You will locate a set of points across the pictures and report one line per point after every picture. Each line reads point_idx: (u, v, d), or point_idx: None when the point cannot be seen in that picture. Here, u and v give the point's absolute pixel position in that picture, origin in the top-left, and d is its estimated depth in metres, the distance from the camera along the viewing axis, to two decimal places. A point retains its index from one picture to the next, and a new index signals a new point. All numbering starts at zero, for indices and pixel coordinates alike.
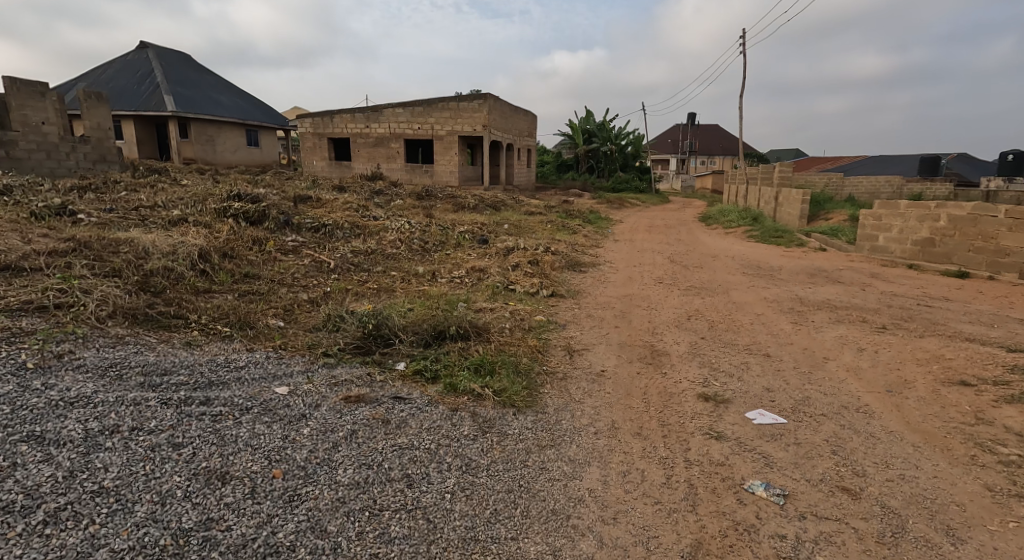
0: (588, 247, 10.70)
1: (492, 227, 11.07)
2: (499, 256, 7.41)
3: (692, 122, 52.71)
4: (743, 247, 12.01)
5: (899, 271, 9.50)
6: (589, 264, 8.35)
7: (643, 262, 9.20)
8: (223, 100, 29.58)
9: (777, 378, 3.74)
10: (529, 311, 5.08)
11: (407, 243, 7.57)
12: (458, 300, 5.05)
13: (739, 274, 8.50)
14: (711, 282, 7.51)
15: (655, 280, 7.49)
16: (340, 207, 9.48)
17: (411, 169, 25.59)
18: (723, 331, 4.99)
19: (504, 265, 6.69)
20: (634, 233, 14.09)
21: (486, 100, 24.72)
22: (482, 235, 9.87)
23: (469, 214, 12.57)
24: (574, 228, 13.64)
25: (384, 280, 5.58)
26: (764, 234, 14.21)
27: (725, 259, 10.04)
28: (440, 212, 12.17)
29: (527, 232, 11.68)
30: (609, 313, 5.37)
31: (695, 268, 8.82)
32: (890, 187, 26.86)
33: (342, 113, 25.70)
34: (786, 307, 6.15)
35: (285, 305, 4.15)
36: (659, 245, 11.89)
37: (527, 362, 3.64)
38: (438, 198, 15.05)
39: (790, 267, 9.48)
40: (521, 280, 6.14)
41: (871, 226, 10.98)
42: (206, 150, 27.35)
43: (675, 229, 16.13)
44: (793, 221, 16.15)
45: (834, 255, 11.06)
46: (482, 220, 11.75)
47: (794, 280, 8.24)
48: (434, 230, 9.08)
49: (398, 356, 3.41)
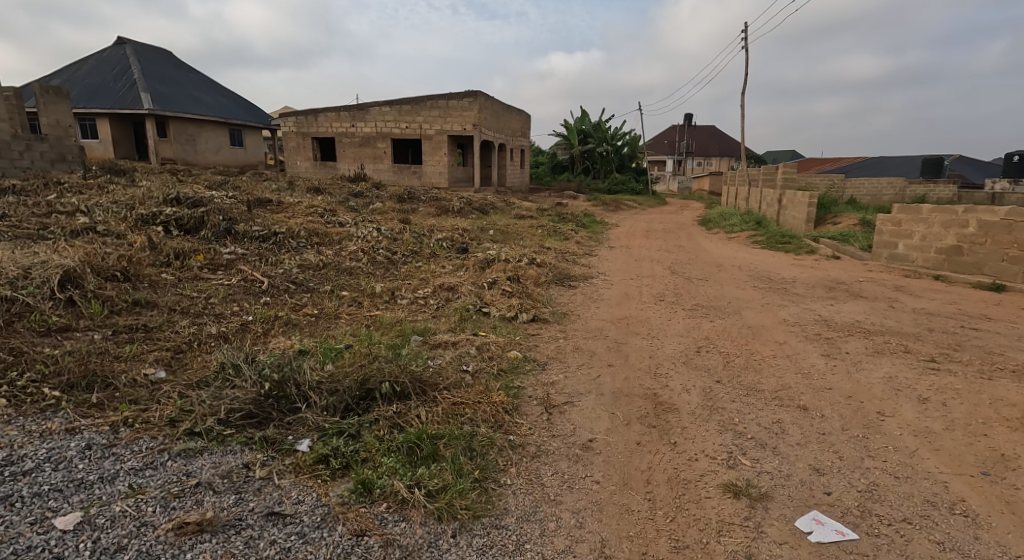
0: (580, 255, 9.77)
1: (476, 234, 10.13)
2: (477, 270, 6.46)
3: (689, 123, 51.94)
4: (749, 255, 11.11)
5: (923, 282, 8.61)
6: (581, 276, 7.41)
7: (641, 273, 8.28)
8: (204, 98, 28.54)
9: (824, 450, 2.79)
10: (502, 344, 4.10)
11: (371, 255, 6.61)
12: (415, 332, 4.08)
13: (749, 288, 7.60)
14: (719, 299, 6.59)
15: (656, 296, 6.56)
16: (303, 212, 8.50)
17: (399, 170, 24.68)
18: (741, 369, 4.05)
19: (481, 281, 5.74)
20: (631, 239, 13.17)
21: (477, 98, 23.82)
22: (462, 243, 8.92)
23: (453, 219, 11.62)
24: (565, 234, 12.72)
25: (329, 303, 4.61)
26: (770, 240, 13.32)
27: (731, 269, 9.14)
28: (420, 217, 11.21)
29: (515, 239, 10.74)
30: (602, 344, 4.44)
31: (699, 281, 7.89)
32: (893, 189, 26.08)
33: (327, 111, 24.73)
34: (811, 332, 5.23)
35: (172, 346, 3.15)
36: (657, 252, 10.98)
37: (486, 432, 2.66)
38: (421, 201, 14.09)
39: (802, 278, 8.58)
40: (498, 300, 5.19)
41: (888, 232, 10.12)
42: (187, 150, 26.46)
43: (674, 234, 15.22)
44: (798, 225, 15.28)
45: (848, 264, 10.17)
46: (465, 225, 10.82)
47: (811, 295, 7.34)
48: (407, 238, 8.11)
49: (300, 432, 2.41)
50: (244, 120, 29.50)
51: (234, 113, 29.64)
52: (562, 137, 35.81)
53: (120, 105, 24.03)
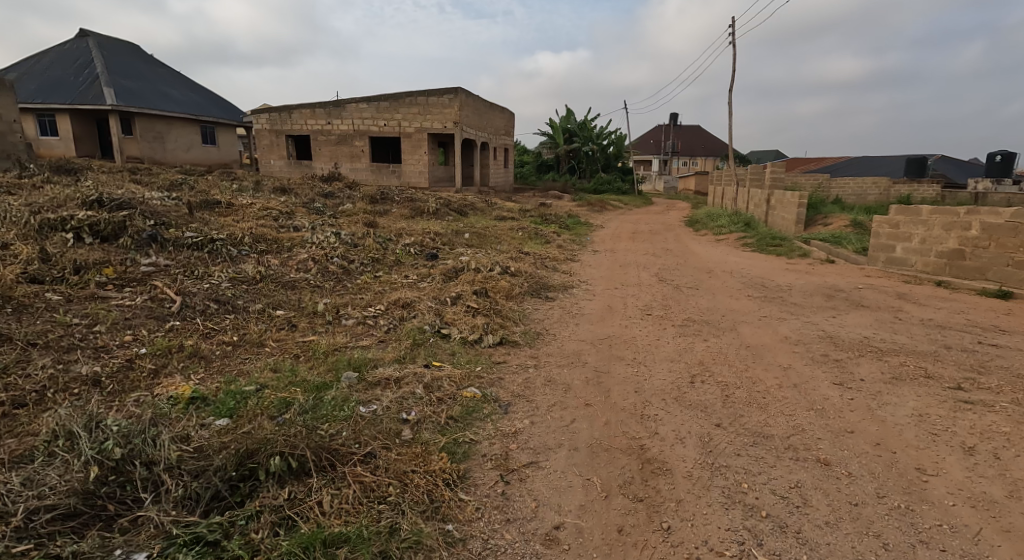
0: (561, 260, 9.12)
1: (449, 238, 9.41)
2: (443, 281, 5.77)
3: (675, 122, 51.69)
4: (739, 259, 10.54)
5: (925, 289, 8.08)
6: (560, 286, 6.73)
7: (627, 281, 7.65)
8: (173, 94, 27.45)
9: (863, 534, 2.15)
10: (459, 378, 3.40)
11: (322, 265, 5.86)
12: (351, 366, 3.35)
13: (742, 297, 6.98)
14: (712, 312, 5.96)
15: (642, 309, 5.91)
16: (255, 215, 7.71)
17: (377, 169, 23.88)
18: (744, 406, 3.40)
19: (443, 295, 5.03)
20: (615, 242, 12.57)
21: (457, 95, 23.07)
22: (432, 249, 8.20)
23: (426, 222, 10.88)
24: (547, 237, 12.06)
25: (254, 327, 3.86)
26: (760, 242, 12.77)
27: (722, 275, 8.53)
28: (390, 220, 10.43)
29: (492, 243, 10.05)
30: (579, 375, 3.75)
31: (690, 290, 7.26)
32: (878, 189, 25.82)
33: (301, 108, 23.80)
34: (818, 353, 4.60)
35: (11, 401, 2.42)
36: (643, 257, 10.36)
37: (414, 524, 1.96)
38: (395, 202, 13.31)
39: (797, 285, 8.00)
40: (461, 319, 4.49)
41: (885, 234, 9.60)
42: (155, 148, 25.42)
43: (661, 236, 14.66)
44: (788, 227, 14.81)
45: (844, 268, 9.65)
46: (439, 229, 10.10)
47: (809, 306, 6.75)
48: (369, 244, 7.35)
49: (133, 541, 1.69)
50: (216, 117, 28.45)
51: (205, 110, 28.58)
52: (546, 136, 35.19)
53: (81, 101, 22.90)
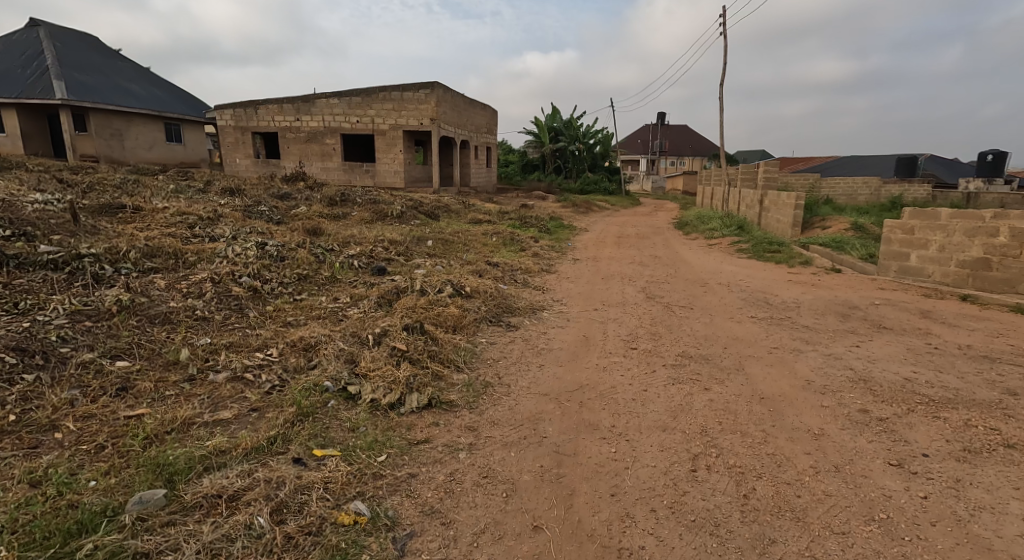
0: (535, 271, 8.01)
1: (407, 248, 8.22)
2: (375, 309, 4.60)
3: (662, 121, 50.95)
4: (734, 268, 9.49)
5: (950, 305, 7.03)
6: (527, 308, 5.58)
7: (608, 298, 6.56)
8: (133, 89, 26.08)
9: None
10: (340, 485, 2.22)
11: (222, 288, 4.65)
12: (168, 469, 2.14)
13: (744, 319, 5.90)
14: (709, 344, 4.85)
15: (625, 339, 4.78)
16: (166, 220, 6.50)
17: (349, 168, 22.76)
18: (770, 521, 2.29)
19: (365, 331, 3.86)
20: (598, 248, 11.52)
21: (434, 90, 21.85)
22: (381, 262, 6.99)
23: (385, 227, 9.68)
24: (523, 243, 10.91)
25: (58, 394, 2.65)
26: (755, 248, 11.74)
27: (717, 289, 7.46)
28: (341, 226, 9.21)
29: (458, 252, 8.87)
30: (531, 463, 2.62)
31: (682, 310, 6.15)
32: (869, 188, 25.02)
33: (268, 103, 22.54)
34: (853, 409, 3.50)
35: None
36: (629, 266, 9.29)
37: None
38: (356, 205, 12.09)
39: (804, 302, 6.95)
40: (377, 371, 3.31)
41: (896, 241, 8.58)
42: (112, 146, 24.04)
43: (648, 240, 13.65)
44: (783, 230, 13.84)
45: (852, 279, 8.63)
46: (398, 235, 8.92)
47: (823, 331, 5.67)
48: (300, 258, 6.14)
49: None
50: (180, 113, 27.06)
51: (168, 106, 27.17)
52: (531, 134, 34.14)
53: (27, 95, 21.44)
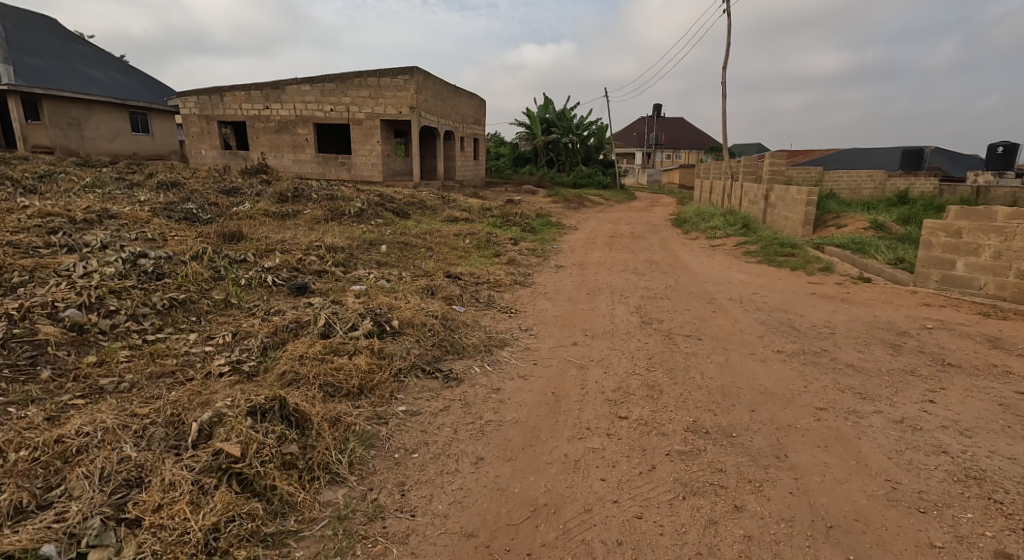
0: (506, 284, 6.62)
1: (350, 257, 6.77)
2: (248, 371, 3.16)
3: (658, 113, 49.62)
4: (743, 277, 8.10)
5: (1018, 327, 5.64)
6: (479, 346, 4.15)
7: (593, 323, 5.18)
8: (94, 77, 24.84)
9: None
10: None
11: (20, 328, 3.16)
12: None
13: (768, 357, 4.50)
14: (728, 405, 3.43)
15: (611, 400, 3.37)
16: (19, 221, 5.04)
17: (323, 160, 21.34)
18: None
19: (190, 414, 2.41)
20: (587, 251, 10.15)
21: (413, 75, 20.39)
22: (305, 277, 5.57)
23: (334, 230, 8.25)
24: (499, 246, 9.50)
25: None
26: (764, 250, 10.39)
27: (727, 307, 6.08)
28: (278, 229, 7.76)
29: (417, 261, 7.44)
30: None
31: (686, 341, 4.75)
32: (873, 182, 23.69)
33: (234, 89, 21.29)
34: (985, 556, 2.12)
35: None
36: (620, 274, 7.92)
37: None
38: (312, 202, 10.65)
39: (837, 325, 5.56)
40: (165, 509, 1.89)
41: (939, 246, 7.18)
42: (70, 136, 22.71)
43: (642, 241, 12.32)
44: (793, 228, 12.49)
45: (885, 289, 7.24)
46: (345, 240, 7.48)
47: (875, 374, 4.27)
48: (186, 275, 4.68)
49: None
50: (146, 102, 25.61)
51: (133, 94, 25.71)
52: (522, 126, 32.69)
53: None
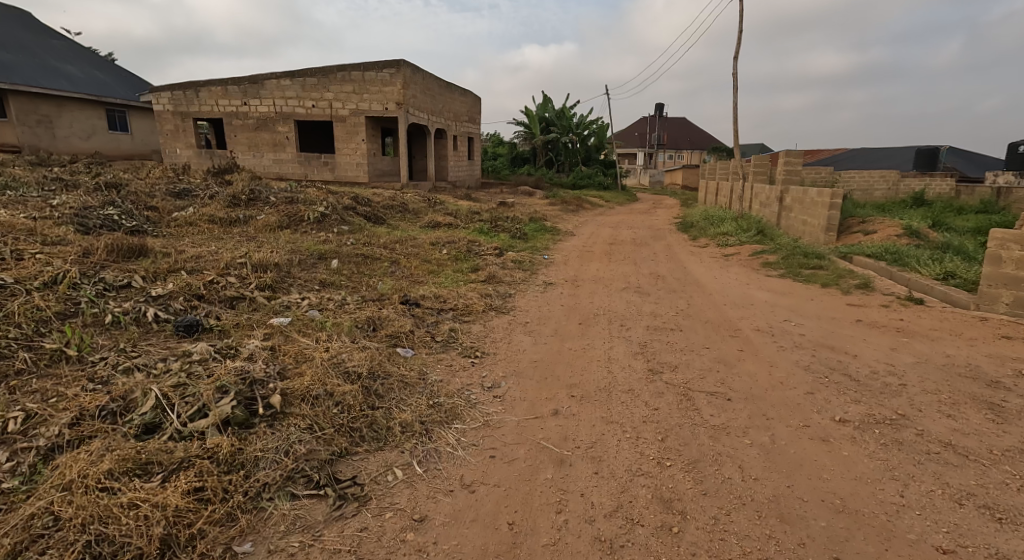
0: (477, 312, 5.31)
1: (282, 278, 5.42)
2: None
3: (661, 113, 48.38)
4: (768, 296, 6.77)
5: None
6: (410, 429, 2.82)
7: (583, 374, 3.85)
8: (67, 73, 23.76)
9: None
10: None
11: None
12: None
13: (830, 431, 3.16)
14: (790, 550, 2.14)
15: (604, 548, 2.08)
16: None
17: (305, 160, 20.11)
18: None
19: None
20: (582, 262, 8.84)
21: (400, 69, 19.12)
22: (196, 314, 4.11)
23: (280, 242, 6.96)
24: (479, 258, 8.18)
25: None
26: (786, 260, 9.07)
27: (757, 344, 4.76)
28: (207, 241, 6.45)
29: (373, 281, 6.13)
30: None
31: (710, 405, 3.43)
32: (886, 183, 22.31)
33: (211, 85, 20.07)
34: None
35: None
36: (620, 294, 6.60)
37: None
38: (268, 206, 9.37)
39: (905, 372, 4.21)
40: None
41: (1012, 260, 5.81)
42: (39, 134, 21.56)
43: (645, 248, 11.04)
44: (815, 235, 11.15)
45: (946, 313, 5.89)
46: (285, 254, 6.17)
47: (992, 463, 2.91)
48: (10, 313, 3.36)
49: None
50: (124, 99, 24.43)
51: (110, 91, 24.53)
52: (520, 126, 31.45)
53: None
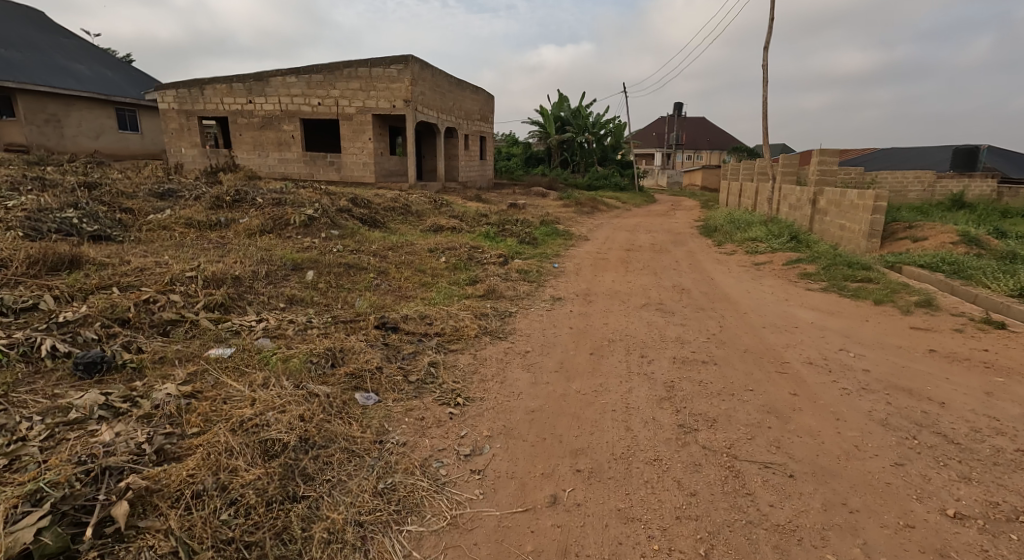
0: (467, 338, 4.43)
1: (238, 295, 4.59)
2: None
3: (679, 112, 47.13)
4: (813, 316, 5.78)
5: None
6: (340, 540, 1.98)
7: (595, 434, 2.95)
8: (76, 71, 23.49)
9: None
10: None
11: None
12: None
13: (944, 538, 2.24)
14: None
15: None
16: None
17: (310, 159, 19.47)
18: None
19: None
20: (596, 272, 7.94)
21: (408, 65, 18.36)
22: (106, 346, 3.30)
23: (252, 250, 6.16)
24: (479, 268, 7.31)
25: None
26: (826, 271, 8.06)
27: (812, 386, 3.80)
28: (167, 250, 5.67)
29: (350, 297, 5.30)
30: None
31: (766, 486, 2.53)
32: (921, 184, 20.96)
33: (215, 82, 19.52)
34: None
35: None
36: (639, 314, 5.67)
37: None
38: (254, 208, 8.63)
39: (1016, 429, 3.22)
40: None
41: None
42: (47, 134, 21.24)
43: (666, 255, 10.10)
44: (855, 241, 10.08)
45: None
46: (251, 265, 5.36)
47: None
48: None
49: None
50: (132, 98, 24.07)
51: (119, 90, 24.18)
52: (534, 125, 30.57)
53: None
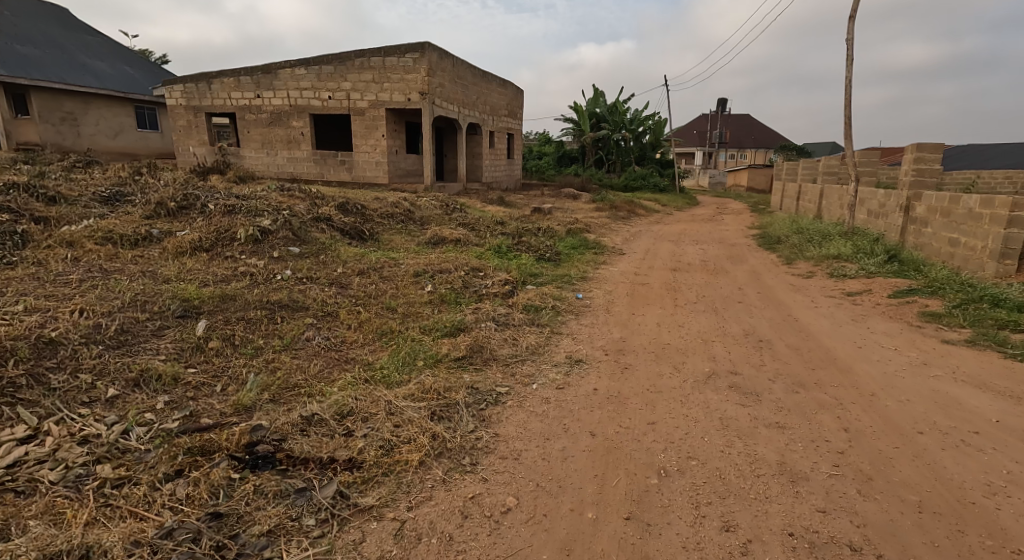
0: (396, 479, 2.43)
1: (23, 383, 2.70)
2: None
3: (724, 109, 44.01)
4: (991, 407, 3.55)
5: None
6: None
7: None
8: (93, 68, 22.61)
9: None
10: None
11: None
12: None
13: None
14: None
15: None
16: None
17: (321, 158, 17.94)
18: None
19: None
20: (636, 309, 5.83)
21: (425, 53, 16.54)
22: None
23: (140, 281, 4.32)
24: (471, 304, 5.31)
25: None
26: (960, 310, 5.73)
27: None
28: (3, 283, 3.87)
29: (245, 366, 3.37)
30: None
31: None
32: None
33: (223, 75, 18.18)
34: None
35: None
36: (703, 398, 3.54)
37: None
38: (202, 217, 6.89)
39: None
40: None
41: None
42: (63, 133, 20.32)
43: (724, 278, 7.90)
44: (980, 263, 7.62)
45: None
46: (101, 314, 3.48)
47: None
48: None
49: None
50: (150, 95, 23.09)
51: (137, 87, 23.25)
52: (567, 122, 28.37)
53: None
